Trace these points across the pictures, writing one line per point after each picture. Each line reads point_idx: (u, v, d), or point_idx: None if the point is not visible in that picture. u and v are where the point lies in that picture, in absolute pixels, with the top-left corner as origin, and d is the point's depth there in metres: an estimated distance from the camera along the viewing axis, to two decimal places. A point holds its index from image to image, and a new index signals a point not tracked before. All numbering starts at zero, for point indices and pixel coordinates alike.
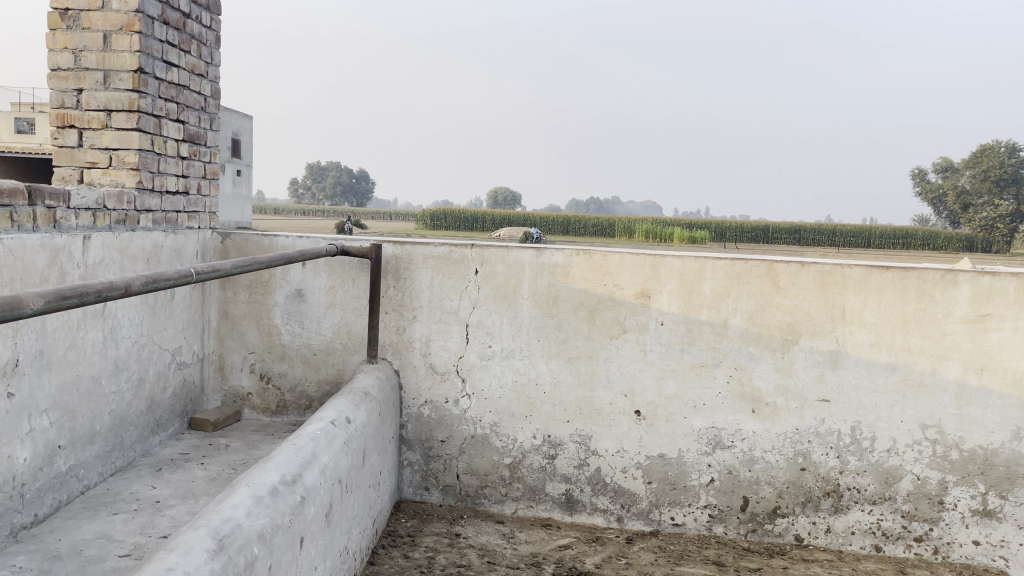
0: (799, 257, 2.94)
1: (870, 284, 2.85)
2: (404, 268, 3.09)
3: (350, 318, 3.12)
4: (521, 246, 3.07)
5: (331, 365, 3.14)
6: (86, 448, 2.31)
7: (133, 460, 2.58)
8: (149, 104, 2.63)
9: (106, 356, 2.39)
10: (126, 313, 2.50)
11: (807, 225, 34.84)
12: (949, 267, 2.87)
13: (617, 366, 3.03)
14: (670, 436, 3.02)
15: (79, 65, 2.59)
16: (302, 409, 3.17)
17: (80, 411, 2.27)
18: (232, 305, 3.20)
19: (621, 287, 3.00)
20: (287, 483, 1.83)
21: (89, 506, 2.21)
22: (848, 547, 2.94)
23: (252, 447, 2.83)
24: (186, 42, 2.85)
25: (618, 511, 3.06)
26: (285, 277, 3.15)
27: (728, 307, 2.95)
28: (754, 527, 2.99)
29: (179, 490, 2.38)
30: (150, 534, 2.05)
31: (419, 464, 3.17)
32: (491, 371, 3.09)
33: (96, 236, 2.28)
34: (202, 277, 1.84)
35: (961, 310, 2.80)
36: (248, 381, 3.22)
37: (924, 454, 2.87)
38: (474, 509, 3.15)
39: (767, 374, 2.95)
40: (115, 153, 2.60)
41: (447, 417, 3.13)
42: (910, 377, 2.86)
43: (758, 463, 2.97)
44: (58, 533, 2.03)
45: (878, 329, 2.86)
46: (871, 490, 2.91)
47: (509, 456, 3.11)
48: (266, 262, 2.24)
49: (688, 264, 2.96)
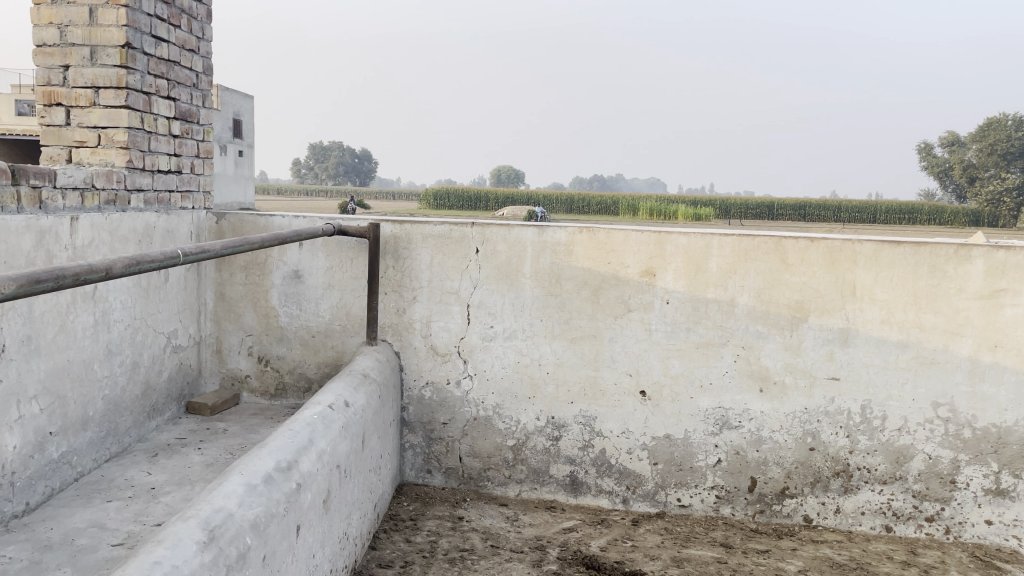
0: (809, 232, 2.86)
1: (881, 260, 2.78)
2: (404, 248, 3.03)
3: (349, 299, 3.05)
4: (523, 224, 3.00)
5: (330, 348, 3.08)
6: (79, 435, 2.26)
7: (129, 446, 2.54)
8: (138, 81, 2.55)
9: (98, 340, 2.34)
10: (119, 296, 2.45)
11: (811, 202, 34.63)
12: (962, 241, 2.79)
13: (622, 346, 2.97)
14: (676, 416, 2.96)
15: (66, 41, 2.52)
16: (302, 392, 3.12)
17: (72, 397, 2.22)
18: (228, 287, 3.14)
19: (626, 265, 2.93)
20: (282, 470, 1.78)
21: (82, 494, 2.16)
22: (858, 527, 2.89)
23: (250, 431, 2.78)
24: (175, 16, 2.77)
25: (624, 492, 3.02)
26: (282, 257, 3.08)
27: (735, 285, 2.88)
28: (762, 508, 2.94)
29: (175, 476, 2.33)
30: (144, 522, 2.00)
31: (421, 447, 3.12)
32: (493, 352, 3.03)
33: (84, 217, 2.22)
34: (191, 258, 1.77)
35: (974, 285, 2.73)
36: (246, 364, 3.16)
37: (935, 432, 2.81)
38: (477, 491, 3.10)
39: (775, 352, 2.88)
40: (104, 131, 2.53)
41: (448, 399, 3.07)
42: (921, 354, 2.79)
43: (766, 443, 2.92)
44: (50, 522, 1.98)
45: (889, 306, 2.79)
46: (882, 470, 2.85)
47: (512, 438, 3.06)
48: (260, 242, 2.17)
49: (695, 241, 2.88)
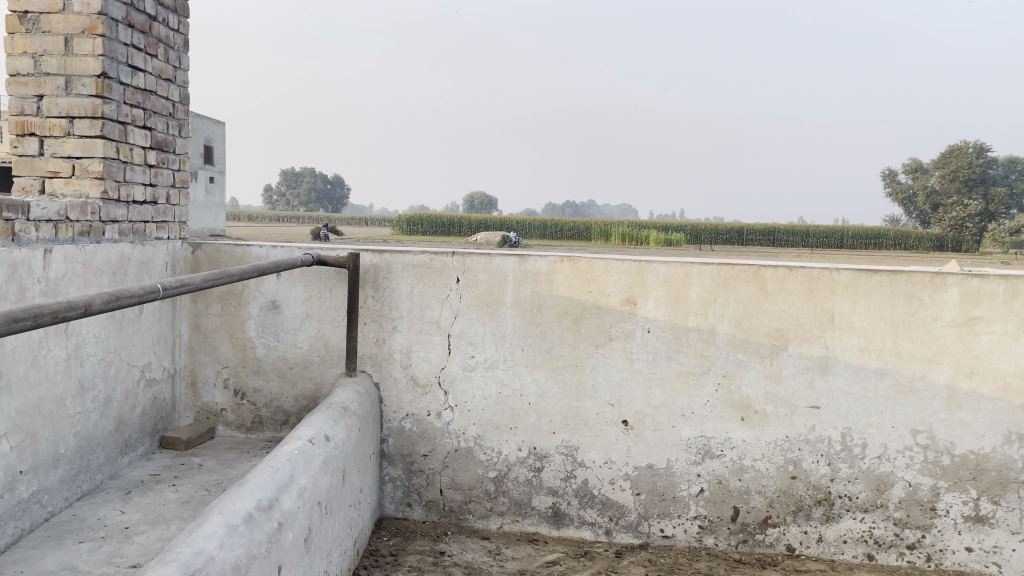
0: (787, 261, 2.88)
1: (859, 288, 2.80)
2: (383, 278, 3.00)
3: (328, 330, 3.02)
4: (504, 254, 3.00)
5: (308, 380, 3.03)
6: (49, 473, 2.20)
7: (101, 483, 2.47)
8: (114, 111, 2.52)
9: (70, 375, 2.28)
10: (92, 329, 2.39)
11: (780, 228, 35.14)
12: (937, 269, 2.83)
13: (603, 375, 2.96)
14: (658, 446, 2.95)
15: (40, 70, 2.48)
16: (279, 425, 3.06)
17: (43, 434, 2.16)
18: (204, 318, 3.09)
19: (606, 294, 2.93)
20: (263, 509, 1.73)
21: (53, 535, 2.10)
22: (841, 556, 2.88)
23: (227, 466, 2.72)
24: (152, 46, 2.74)
25: (606, 523, 2.99)
26: (259, 288, 3.04)
27: (715, 313, 2.89)
28: (745, 538, 2.92)
29: (150, 515, 2.26)
30: (118, 564, 1.94)
31: (400, 480, 3.07)
32: (474, 382, 3.01)
33: (58, 249, 2.17)
34: (170, 292, 1.74)
35: (950, 313, 2.76)
36: (221, 397, 3.10)
37: (915, 460, 2.82)
38: (458, 524, 3.05)
39: (756, 381, 2.89)
40: (78, 161, 2.49)
41: (429, 430, 3.04)
42: (900, 382, 2.81)
43: (748, 472, 2.91)
44: (19, 566, 1.91)
45: (867, 334, 2.81)
46: (863, 498, 2.86)
47: (494, 469, 3.02)
48: (238, 275, 2.14)
49: (675, 269, 2.89)
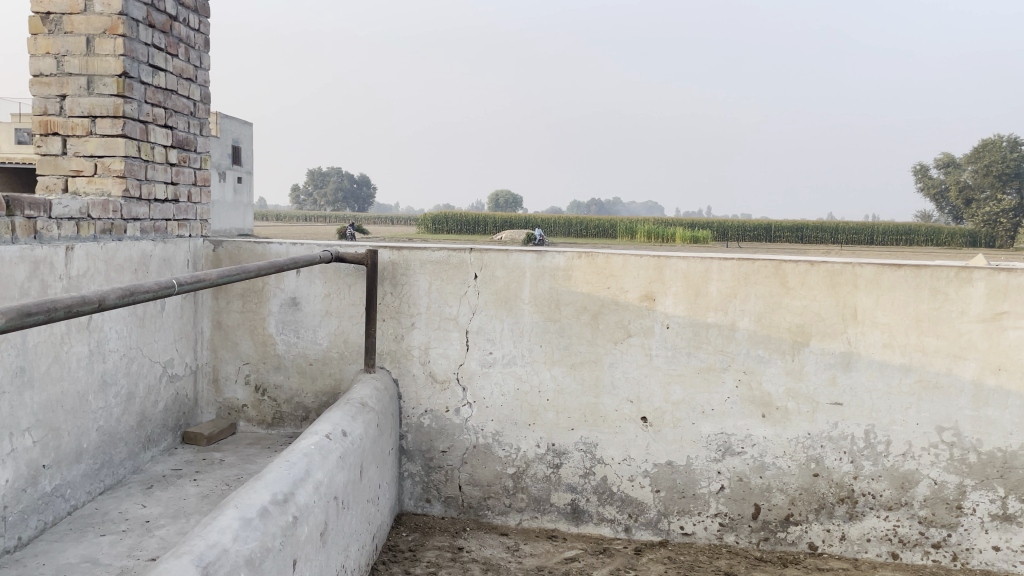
0: (808, 256, 2.85)
1: (882, 283, 2.76)
2: (402, 274, 3.01)
3: (347, 326, 3.03)
4: (522, 250, 2.99)
5: (328, 376, 3.05)
6: (72, 467, 2.23)
7: (124, 477, 2.50)
8: (135, 110, 2.55)
9: (93, 371, 2.31)
10: (114, 326, 2.42)
11: (808, 225, 34.76)
12: (963, 263, 2.77)
13: (622, 371, 2.94)
14: (678, 443, 2.92)
15: (63, 70, 2.52)
16: (299, 421, 3.09)
17: (66, 429, 2.19)
18: (225, 315, 3.12)
19: (625, 290, 2.91)
20: (278, 503, 1.75)
21: (76, 528, 2.13)
22: (864, 554, 2.84)
23: (247, 461, 2.74)
24: (173, 45, 2.77)
25: (626, 520, 2.97)
26: (279, 284, 3.07)
27: (736, 309, 2.86)
28: (766, 536, 2.89)
29: (170, 509, 2.29)
30: (138, 557, 1.96)
31: (420, 475, 3.08)
32: (492, 379, 3.01)
33: (79, 246, 2.20)
34: (185, 288, 1.75)
35: (976, 308, 2.71)
36: (243, 393, 3.13)
37: (940, 457, 2.77)
38: (477, 521, 3.06)
39: (777, 377, 2.86)
40: (100, 160, 2.53)
41: (448, 427, 3.04)
42: (925, 378, 2.77)
43: (769, 469, 2.88)
44: (42, 558, 1.95)
45: (891, 329, 2.77)
46: (887, 496, 2.82)
47: (513, 465, 3.02)
48: (255, 272, 2.15)
49: (694, 265, 2.87)
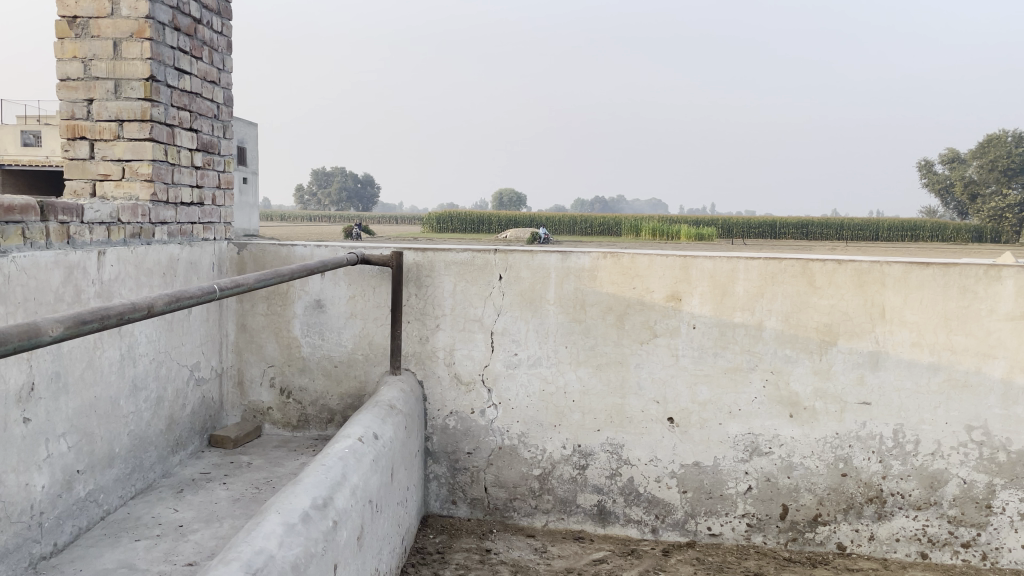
0: (836, 255, 2.83)
1: (911, 282, 2.74)
2: (426, 276, 3.01)
3: (372, 328, 3.03)
4: (547, 250, 2.98)
5: (353, 378, 3.05)
6: (105, 472, 2.23)
7: (154, 481, 2.50)
8: (162, 114, 2.55)
9: (124, 375, 2.31)
10: (144, 330, 2.42)
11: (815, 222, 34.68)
12: (992, 261, 2.75)
13: (648, 372, 2.93)
14: (704, 443, 2.91)
15: (89, 74, 2.52)
16: (325, 423, 3.08)
17: (99, 433, 2.19)
18: (250, 318, 3.12)
19: (651, 290, 2.90)
20: (318, 507, 1.74)
21: (110, 533, 2.13)
22: (893, 554, 2.82)
23: (275, 464, 2.74)
24: (197, 48, 2.77)
25: (653, 521, 2.96)
26: (304, 287, 3.06)
27: (763, 309, 2.85)
28: (795, 536, 2.88)
29: (203, 513, 2.28)
30: (175, 562, 1.96)
31: (445, 477, 3.08)
32: (517, 380, 3.00)
33: (111, 251, 2.20)
34: (225, 293, 1.75)
35: (1006, 307, 2.69)
36: (268, 396, 3.13)
37: (970, 456, 2.75)
38: (503, 522, 3.05)
39: (805, 376, 2.84)
40: (128, 164, 2.52)
41: (473, 428, 3.04)
42: (953, 377, 2.75)
43: (797, 470, 2.87)
44: (79, 563, 1.94)
45: (919, 328, 2.76)
46: (916, 495, 2.80)
47: (538, 467, 3.01)
48: (288, 275, 2.15)
49: (720, 265, 2.85)
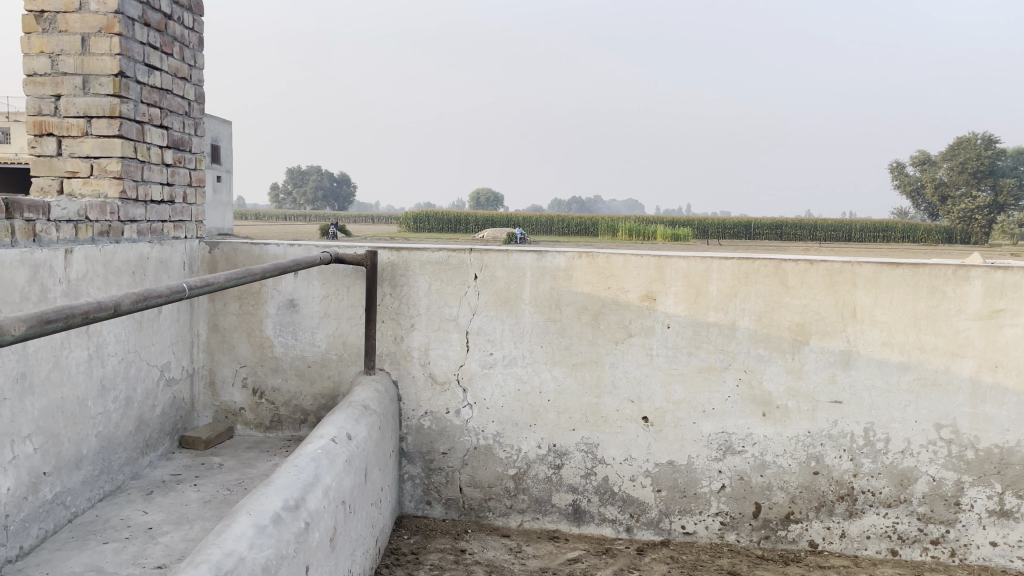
0: (808, 255, 2.86)
1: (881, 282, 2.77)
2: (401, 275, 2.99)
3: (345, 328, 3.01)
4: (522, 250, 2.98)
5: (326, 378, 3.03)
6: (72, 474, 2.19)
7: (123, 483, 2.46)
8: (131, 110, 2.51)
9: (92, 375, 2.27)
10: (113, 330, 2.39)
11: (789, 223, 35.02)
12: (961, 261, 2.79)
13: (623, 371, 2.94)
14: (678, 442, 2.93)
15: (57, 70, 2.47)
16: (298, 424, 3.06)
17: (66, 435, 2.15)
18: (222, 318, 3.09)
19: (625, 290, 2.91)
20: (290, 509, 1.72)
21: (78, 536, 2.09)
22: (864, 551, 2.85)
23: (247, 465, 2.71)
24: (168, 44, 2.73)
25: (627, 520, 2.97)
26: (277, 286, 3.04)
27: (736, 308, 2.86)
28: (768, 534, 2.90)
29: (173, 515, 2.25)
30: (144, 564, 1.93)
31: (420, 478, 3.06)
32: (492, 380, 3.00)
33: (78, 250, 2.16)
34: (195, 291, 1.73)
35: (973, 306, 2.73)
36: (240, 396, 3.10)
37: (939, 454, 2.79)
38: (478, 522, 3.04)
39: (778, 375, 2.86)
40: (97, 161, 2.49)
41: (448, 428, 3.03)
42: (923, 376, 2.78)
43: (770, 468, 2.89)
44: (45, 567, 1.91)
45: (890, 327, 2.79)
46: (887, 493, 2.83)
47: (514, 466, 3.01)
48: (260, 274, 2.12)
49: (695, 265, 2.87)
